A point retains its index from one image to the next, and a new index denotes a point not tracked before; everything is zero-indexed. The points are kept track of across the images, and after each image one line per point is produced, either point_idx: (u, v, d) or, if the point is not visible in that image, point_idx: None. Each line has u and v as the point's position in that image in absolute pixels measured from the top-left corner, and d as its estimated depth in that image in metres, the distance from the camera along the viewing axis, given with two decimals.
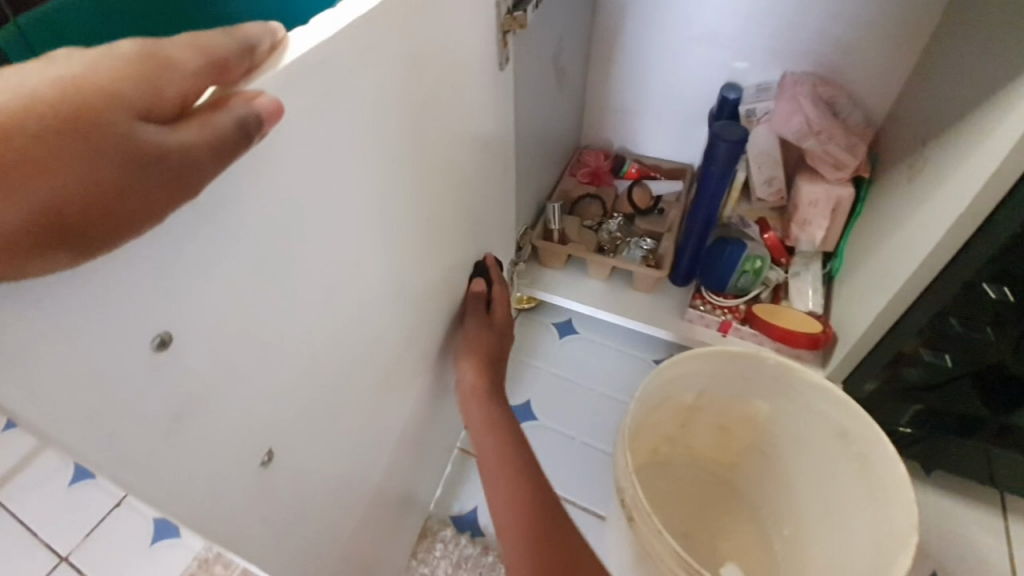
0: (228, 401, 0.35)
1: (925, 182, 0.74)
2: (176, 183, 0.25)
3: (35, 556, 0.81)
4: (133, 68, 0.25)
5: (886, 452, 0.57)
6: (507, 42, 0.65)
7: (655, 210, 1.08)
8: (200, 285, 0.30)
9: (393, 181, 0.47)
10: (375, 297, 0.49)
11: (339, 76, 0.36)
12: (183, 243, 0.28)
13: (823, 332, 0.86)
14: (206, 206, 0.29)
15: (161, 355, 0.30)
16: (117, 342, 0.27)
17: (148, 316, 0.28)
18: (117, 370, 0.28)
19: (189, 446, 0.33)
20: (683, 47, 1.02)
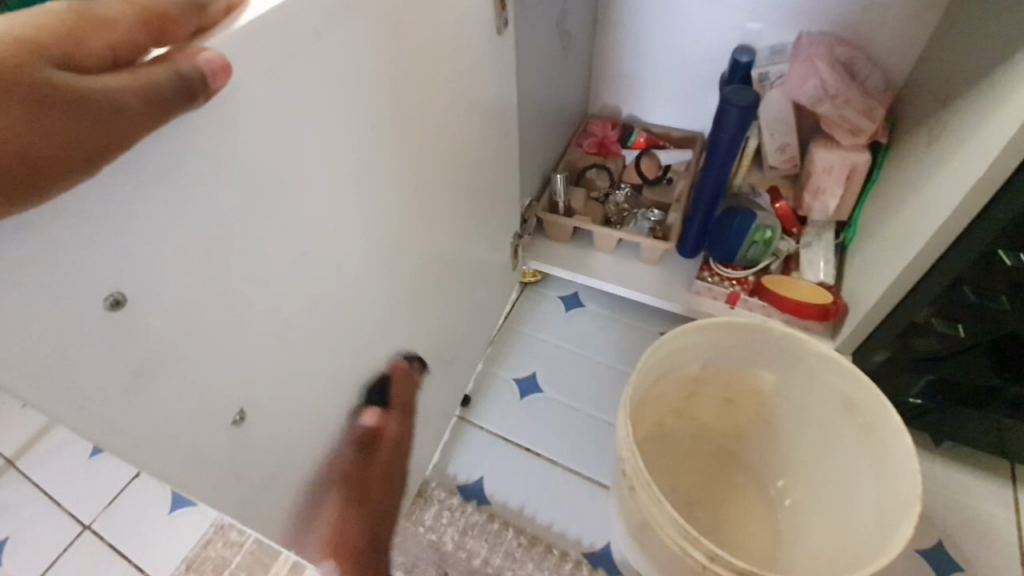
0: (193, 357, 0.35)
1: (944, 145, 0.71)
2: (103, 135, 0.25)
3: (61, 523, 0.85)
4: (61, 23, 0.25)
5: (892, 422, 0.56)
6: (506, 5, 0.63)
7: (664, 179, 1.07)
8: (151, 246, 0.30)
9: (372, 150, 0.46)
10: (355, 266, 0.48)
11: (303, 41, 0.35)
12: (134, 204, 0.28)
13: (834, 302, 0.85)
14: (157, 168, 0.29)
15: (118, 314, 0.30)
16: (70, 299, 0.28)
17: (101, 273, 0.28)
18: (72, 329, 0.28)
19: (151, 402, 0.34)
20: (691, 9, 0.98)
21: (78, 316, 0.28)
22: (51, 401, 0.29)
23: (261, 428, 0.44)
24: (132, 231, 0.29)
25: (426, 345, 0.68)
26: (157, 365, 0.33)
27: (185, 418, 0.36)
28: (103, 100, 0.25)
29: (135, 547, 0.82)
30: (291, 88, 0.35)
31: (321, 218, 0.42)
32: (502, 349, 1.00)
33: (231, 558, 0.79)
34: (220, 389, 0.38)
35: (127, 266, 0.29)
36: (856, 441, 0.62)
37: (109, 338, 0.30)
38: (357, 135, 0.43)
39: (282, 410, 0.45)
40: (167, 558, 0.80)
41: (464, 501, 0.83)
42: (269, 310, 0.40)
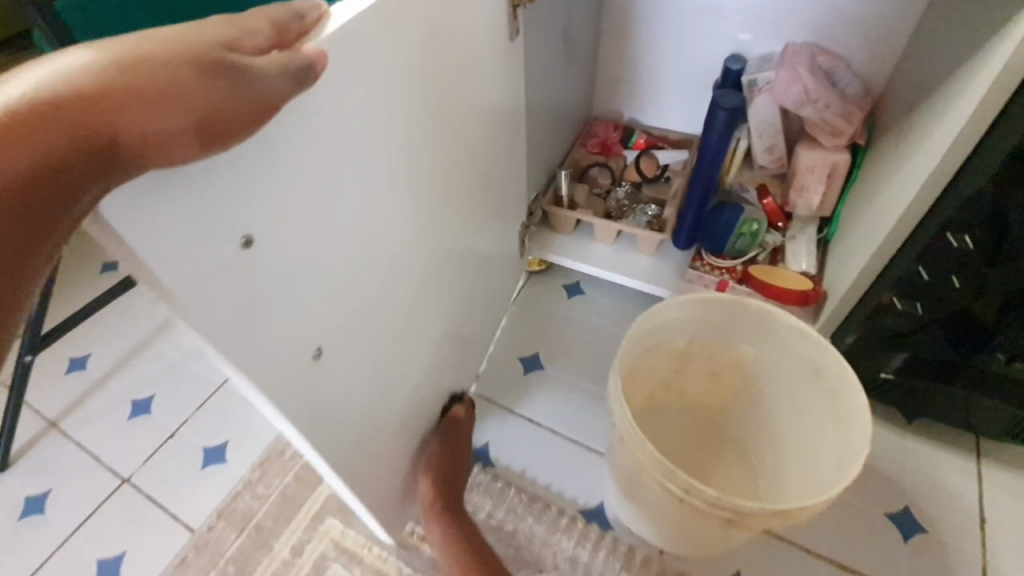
0: (287, 297, 0.43)
1: (909, 145, 0.79)
2: (257, 109, 0.33)
3: (102, 478, 0.93)
4: (224, 28, 0.33)
5: (851, 382, 0.64)
6: (517, 14, 0.72)
7: (661, 178, 1.15)
8: (268, 199, 0.39)
9: (415, 136, 0.55)
10: (398, 233, 0.57)
11: (370, 43, 0.44)
12: (258, 164, 0.37)
13: (813, 289, 0.93)
14: (271, 138, 0.38)
15: (246, 251, 0.38)
16: (217, 236, 0.36)
17: (236, 217, 0.37)
18: (218, 261, 0.36)
19: (263, 329, 0.42)
20: (688, 21, 1.06)
21: (216, 250, 0.36)
22: (206, 319, 0.37)
23: (331, 367, 0.51)
24: (249, 183, 0.37)
25: (440, 314, 0.76)
26: (265, 299, 0.41)
27: (285, 348, 0.45)
28: (257, 83, 0.33)
29: (170, 499, 0.90)
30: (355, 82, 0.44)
31: (376, 189, 0.51)
32: (509, 331, 1.07)
33: (259, 509, 0.87)
34: (305, 330, 0.46)
35: (252, 214, 0.38)
36: (822, 402, 0.70)
37: (232, 273, 0.38)
38: (405, 122, 0.52)
39: (343, 358, 0.53)
40: (200, 508, 0.89)
41: (471, 463, 0.90)
42: (340, 265, 0.49)
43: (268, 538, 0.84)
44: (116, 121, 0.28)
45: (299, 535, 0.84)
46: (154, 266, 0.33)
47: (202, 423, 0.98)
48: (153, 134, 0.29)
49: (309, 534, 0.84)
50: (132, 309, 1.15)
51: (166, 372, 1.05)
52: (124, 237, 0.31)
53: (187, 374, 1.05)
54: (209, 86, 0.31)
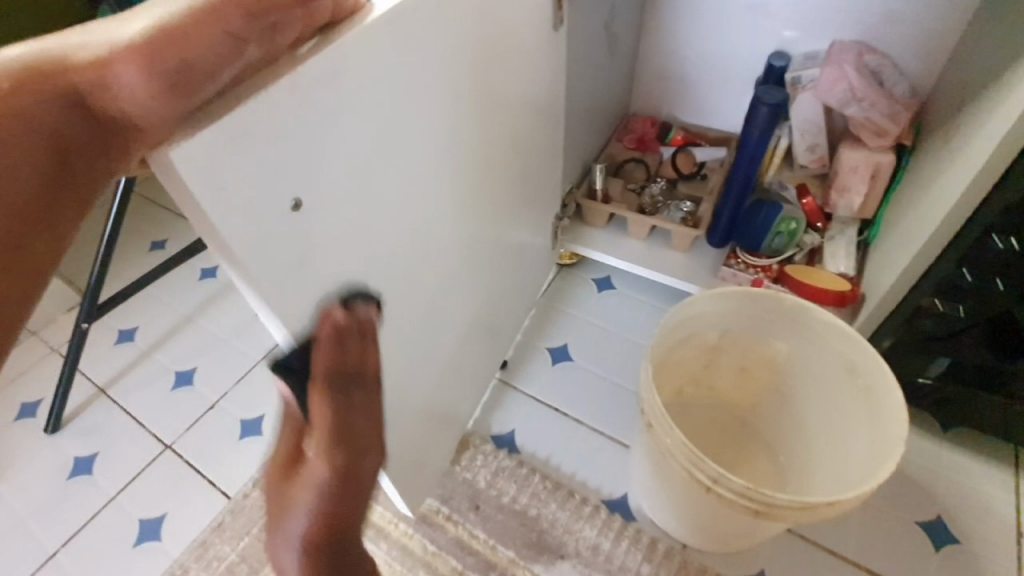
0: (330, 264, 0.44)
1: (957, 145, 0.77)
2: (232, 35, 0.32)
3: (146, 443, 0.98)
4: None
5: (888, 380, 0.63)
6: (562, 6, 0.73)
7: (698, 175, 1.14)
8: (317, 168, 0.40)
9: (458, 117, 0.56)
10: (436, 212, 0.58)
11: (422, 25, 0.45)
12: (312, 133, 0.38)
13: (851, 290, 0.91)
14: (329, 111, 0.39)
15: (296, 213, 0.39)
16: (273, 198, 0.37)
17: (289, 181, 0.38)
18: (269, 223, 0.38)
19: (308, 290, 0.43)
20: (732, 17, 1.05)
21: (272, 213, 0.38)
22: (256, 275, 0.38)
23: None
24: (309, 151, 0.39)
25: (474, 299, 0.78)
26: (314, 262, 0.43)
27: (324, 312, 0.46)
28: (231, 7, 0.32)
29: (209, 467, 0.94)
30: (406, 61, 0.45)
31: (419, 166, 0.52)
32: (538, 321, 1.08)
33: None
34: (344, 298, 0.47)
35: (306, 181, 0.39)
36: (855, 403, 0.69)
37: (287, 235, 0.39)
38: (448, 102, 0.53)
39: (380, 329, 0.54)
40: (237, 476, 0.93)
41: (497, 448, 0.92)
42: (380, 237, 0.50)
43: None
44: (75, 79, 0.29)
45: None
46: (215, 217, 0.34)
47: (240, 397, 1.03)
48: (114, 85, 0.29)
49: None
50: (178, 286, 1.20)
51: (207, 347, 1.10)
52: (197, 193, 0.32)
53: (227, 349, 1.09)
54: (170, 26, 0.30)
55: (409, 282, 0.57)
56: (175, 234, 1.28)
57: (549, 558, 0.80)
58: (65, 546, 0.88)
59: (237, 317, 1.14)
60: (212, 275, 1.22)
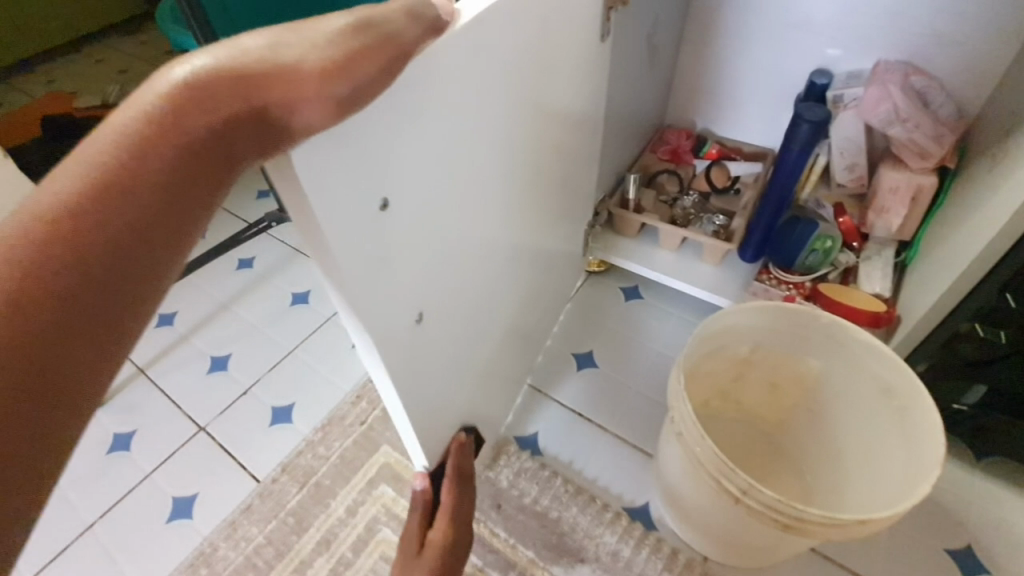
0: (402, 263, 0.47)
1: (1005, 169, 0.75)
2: (384, 68, 0.34)
3: (180, 424, 1.02)
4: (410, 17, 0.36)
5: (924, 402, 0.62)
6: (609, 17, 0.74)
7: (731, 189, 1.14)
8: (400, 171, 0.42)
9: (517, 122, 0.58)
10: (489, 218, 0.60)
11: (493, 32, 0.47)
12: (399, 138, 0.41)
13: (886, 311, 0.90)
14: (415, 117, 0.42)
15: (381, 214, 0.42)
16: (365, 199, 0.40)
17: (378, 183, 0.40)
18: (361, 222, 0.40)
19: (383, 287, 0.45)
20: (776, 33, 1.05)
21: (364, 214, 0.40)
22: (346, 272, 0.41)
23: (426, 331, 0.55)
24: (392, 152, 0.41)
25: (511, 303, 0.79)
26: (389, 259, 0.45)
27: (393, 308, 0.48)
28: (386, 46, 0.34)
29: (240, 450, 0.97)
30: (477, 69, 0.47)
31: (480, 171, 0.54)
32: (566, 327, 1.09)
33: (319, 467, 0.94)
34: (409, 295, 0.50)
35: (391, 183, 0.42)
36: (890, 422, 0.68)
37: (371, 233, 0.42)
38: (510, 107, 0.55)
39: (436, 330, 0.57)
40: (266, 461, 0.96)
41: (520, 450, 0.93)
42: (443, 238, 0.52)
43: (326, 495, 0.91)
44: (267, 99, 0.30)
45: (354, 496, 0.91)
46: (320, 217, 0.36)
47: (272, 384, 1.06)
48: (298, 113, 0.31)
49: (363, 497, 0.91)
50: (216, 274, 1.24)
51: (242, 334, 1.14)
52: (308, 191, 0.35)
53: (261, 338, 1.13)
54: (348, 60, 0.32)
55: (463, 284, 0.59)
56: (214, 224, 1.33)
57: (569, 561, 0.80)
58: (102, 517, 0.92)
59: (271, 307, 1.18)
60: (249, 265, 1.26)
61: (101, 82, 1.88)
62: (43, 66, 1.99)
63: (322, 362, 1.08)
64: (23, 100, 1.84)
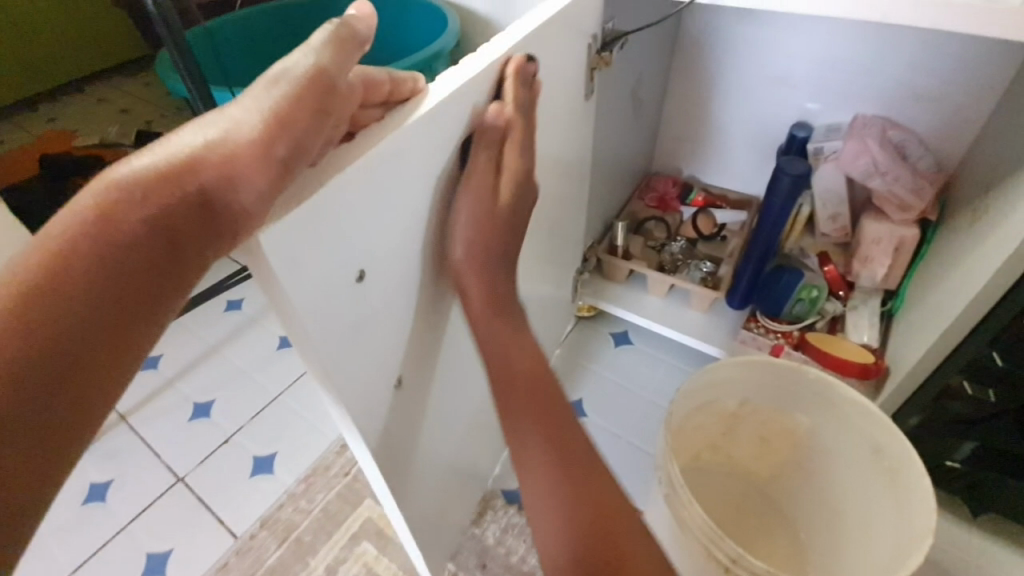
0: (380, 330, 0.46)
1: (985, 226, 0.77)
2: (318, 110, 0.37)
3: (160, 474, 0.99)
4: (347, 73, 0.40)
5: (915, 465, 0.62)
6: (594, 77, 0.77)
7: (717, 236, 1.15)
8: (382, 242, 0.42)
9: None
10: None
11: (479, 104, 0.49)
12: (384, 213, 0.41)
13: (875, 363, 0.89)
14: (399, 190, 0.42)
15: (358, 285, 0.41)
16: (341, 272, 0.39)
17: (356, 254, 0.40)
18: (336, 293, 0.40)
19: (359, 355, 0.45)
20: (757, 87, 1.09)
21: (339, 285, 0.40)
22: (317, 342, 0.40)
23: (407, 395, 0.55)
24: (374, 227, 0.41)
25: (501, 356, 0.79)
26: (365, 327, 0.44)
27: (371, 374, 0.47)
28: (314, 81, 0.37)
29: (220, 502, 0.94)
30: (463, 139, 0.48)
31: None
32: (556, 374, 1.08)
33: (300, 522, 0.91)
34: (388, 361, 0.49)
35: (371, 254, 0.41)
36: (880, 484, 0.68)
37: (346, 302, 0.41)
38: None
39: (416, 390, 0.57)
40: (247, 514, 0.93)
41: (508, 504, 0.91)
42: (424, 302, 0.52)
43: (307, 552, 0.88)
44: (201, 177, 0.33)
45: (336, 553, 0.88)
46: (290, 289, 0.36)
47: (256, 432, 1.04)
48: (239, 184, 0.34)
49: (345, 554, 0.88)
50: (205, 317, 1.23)
51: (228, 379, 1.12)
52: (279, 272, 0.34)
53: (247, 383, 1.11)
54: (281, 109, 0.36)
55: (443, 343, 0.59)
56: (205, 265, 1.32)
57: None
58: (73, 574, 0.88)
59: (259, 351, 1.17)
60: (237, 307, 1.25)
61: (103, 121, 1.91)
62: (45, 105, 2.03)
63: (308, 408, 1.07)
64: (24, 138, 1.87)
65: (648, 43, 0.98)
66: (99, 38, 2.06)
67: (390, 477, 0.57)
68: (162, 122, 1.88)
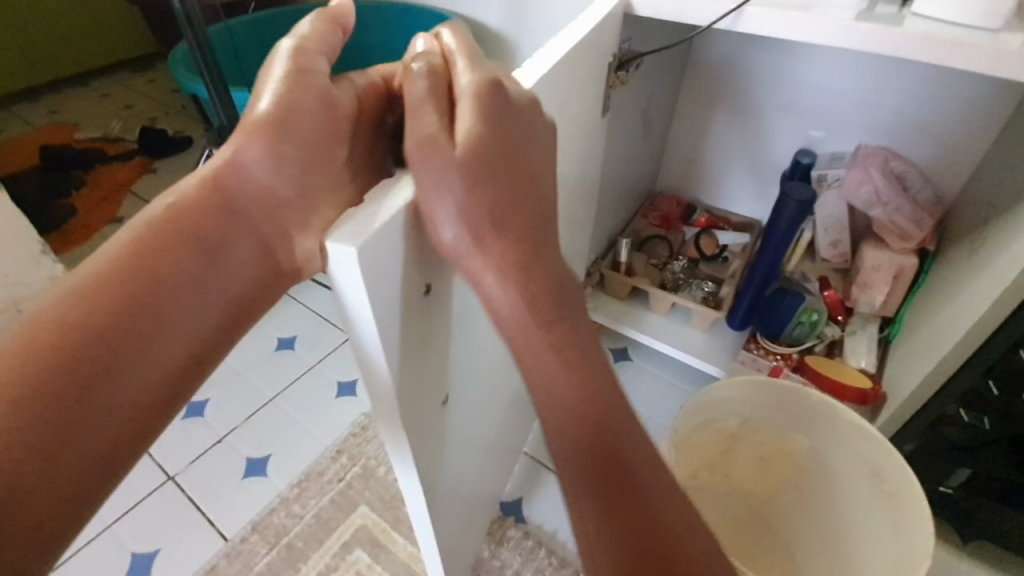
0: (436, 346, 0.46)
1: (982, 258, 0.79)
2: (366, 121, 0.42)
3: (148, 473, 0.97)
4: None
5: (913, 490, 0.63)
6: (610, 95, 0.79)
7: (720, 257, 1.15)
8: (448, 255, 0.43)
9: None
10: None
11: None
12: None
13: (872, 389, 0.91)
14: None
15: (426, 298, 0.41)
16: (417, 285, 0.39)
17: (427, 266, 0.40)
18: (410, 307, 0.39)
19: (421, 371, 0.44)
20: (764, 113, 1.11)
21: (412, 300, 0.39)
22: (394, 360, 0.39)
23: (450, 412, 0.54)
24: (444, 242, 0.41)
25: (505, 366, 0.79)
26: (429, 344, 0.44)
27: (429, 395, 0.46)
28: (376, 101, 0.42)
29: (210, 504, 0.93)
30: None
31: None
32: None
33: (291, 527, 0.90)
34: (439, 381, 0.49)
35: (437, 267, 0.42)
36: (880, 509, 0.68)
37: (417, 317, 0.41)
38: None
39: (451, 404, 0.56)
40: (236, 518, 0.91)
41: (504, 517, 0.91)
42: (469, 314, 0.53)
43: (297, 559, 0.87)
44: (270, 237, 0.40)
45: (327, 561, 0.87)
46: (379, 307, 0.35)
47: (249, 433, 1.02)
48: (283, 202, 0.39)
49: (337, 562, 0.86)
50: None
51: (224, 379, 1.11)
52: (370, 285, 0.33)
53: (243, 384, 1.10)
54: (293, 101, 0.38)
55: None
56: None
57: None
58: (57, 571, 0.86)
59: (256, 351, 1.15)
60: None
61: (108, 115, 1.91)
62: (48, 96, 2.02)
63: (304, 411, 1.06)
64: (24, 128, 1.86)
65: (660, 65, 1.00)
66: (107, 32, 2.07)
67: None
68: (167, 119, 1.88)
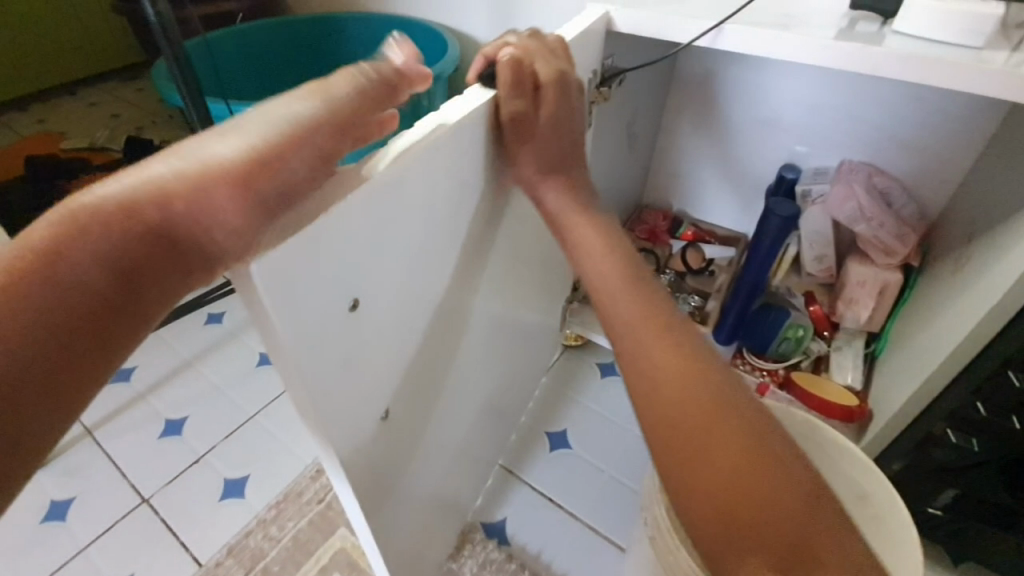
0: (371, 360, 0.46)
1: (967, 276, 0.78)
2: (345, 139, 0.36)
3: (123, 493, 0.94)
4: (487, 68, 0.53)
5: (900, 516, 0.62)
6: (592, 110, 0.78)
7: (706, 271, 1.15)
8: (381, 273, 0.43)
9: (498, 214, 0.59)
10: (464, 306, 0.60)
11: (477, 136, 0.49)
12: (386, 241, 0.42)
13: (858, 406, 0.89)
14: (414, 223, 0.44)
15: (353, 314, 0.41)
16: (337, 301, 0.39)
17: (354, 282, 0.40)
18: (329, 323, 0.39)
19: (346, 387, 0.44)
20: (747, 127, 1.11)
21: (336, 314, 0.39)
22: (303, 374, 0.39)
23: (394, 426, 0.54)
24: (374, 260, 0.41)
25: (486, 384, 0.78)
26: (359, 359, 0.44)
27: (359, 406, 0.47)
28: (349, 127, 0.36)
29: (185, 527, 0.90)
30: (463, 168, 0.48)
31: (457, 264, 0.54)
32: (540, 405, 1.07)
33: (268, 550, 0.88)
34: (378, 395, 0.49)
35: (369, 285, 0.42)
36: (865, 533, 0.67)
37: (340, 333, 0.41)
38: (491, 201, 0.56)
39: (403, 420, 0.55)
40: (212, 541, 0.89)
41: (487, 538, 0.89)
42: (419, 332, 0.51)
43: None
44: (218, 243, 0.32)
45: None
46: (281, 320, 0.35)
47: (228, 452, 1.00)
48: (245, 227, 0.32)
49: None
50: (183, 329, 1.20)
51: (203, 395, 1.08)
52: (271, 296, 0.34)
53: (222, 400, 1.08)
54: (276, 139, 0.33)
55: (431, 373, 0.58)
56: None
57: None
58: None
59: (236, 367, 1.13)
60: (217, 321, 1.22)
61: (94, 125, 1.89)
62: (34, 104, 2.00)
63: (284, 429, 1.03)
64: (8, 137, 1.83)
65: (644, 79, 1.00)
66: (95, 42, 2.06)
67: (368, 509, 0.54)
68: (153, 128, 1.86)
